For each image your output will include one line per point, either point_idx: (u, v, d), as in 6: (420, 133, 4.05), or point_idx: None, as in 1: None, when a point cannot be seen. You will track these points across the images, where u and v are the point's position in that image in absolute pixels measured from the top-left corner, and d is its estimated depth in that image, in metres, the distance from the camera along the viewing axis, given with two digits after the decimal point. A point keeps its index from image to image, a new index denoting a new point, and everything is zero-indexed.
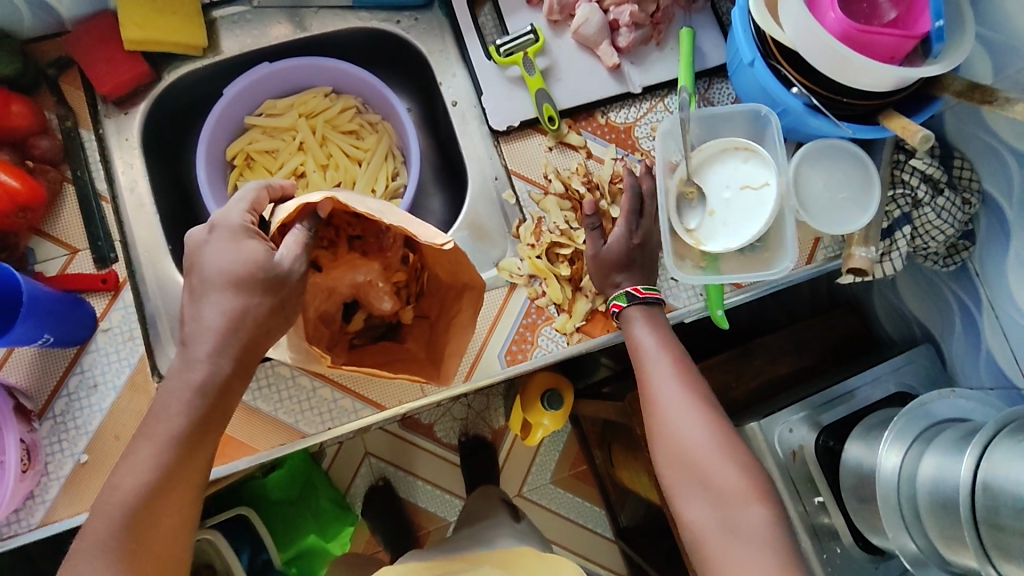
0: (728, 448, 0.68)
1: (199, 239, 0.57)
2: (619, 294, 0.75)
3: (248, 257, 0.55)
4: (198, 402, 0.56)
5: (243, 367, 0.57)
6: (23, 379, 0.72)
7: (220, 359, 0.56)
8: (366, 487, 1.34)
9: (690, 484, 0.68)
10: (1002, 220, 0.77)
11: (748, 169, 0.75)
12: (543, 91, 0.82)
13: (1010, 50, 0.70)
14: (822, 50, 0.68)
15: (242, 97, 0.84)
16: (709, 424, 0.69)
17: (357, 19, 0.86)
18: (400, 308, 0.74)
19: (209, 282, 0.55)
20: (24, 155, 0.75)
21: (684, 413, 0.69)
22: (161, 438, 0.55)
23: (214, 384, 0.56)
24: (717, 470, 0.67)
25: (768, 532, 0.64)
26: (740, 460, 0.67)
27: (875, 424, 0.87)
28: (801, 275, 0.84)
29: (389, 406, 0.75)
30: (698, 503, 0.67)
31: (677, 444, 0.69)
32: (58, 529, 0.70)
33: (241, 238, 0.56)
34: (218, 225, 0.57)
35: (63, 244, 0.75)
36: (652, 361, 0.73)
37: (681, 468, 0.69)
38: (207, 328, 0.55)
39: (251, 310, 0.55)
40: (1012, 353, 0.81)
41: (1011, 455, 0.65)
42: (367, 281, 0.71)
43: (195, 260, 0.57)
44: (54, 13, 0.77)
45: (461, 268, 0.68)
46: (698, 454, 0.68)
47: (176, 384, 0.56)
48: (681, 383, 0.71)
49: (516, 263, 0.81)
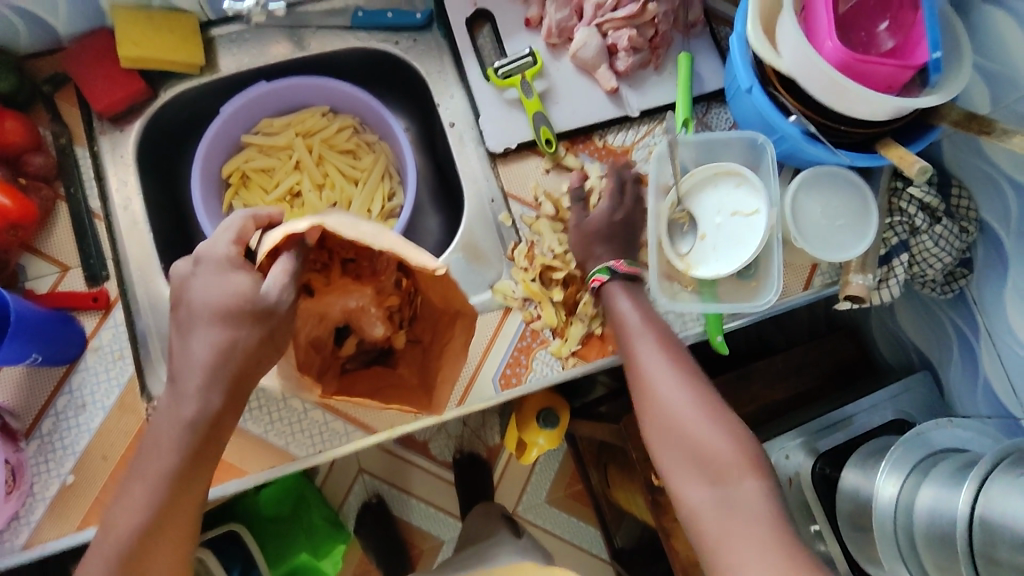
0: (721, 420, 0.65)
1: (185, 272, 0.57)
2: (600, 267, 0.75)
3: (236, 289, 0.54)
4: (186, 431, 0.54)
5: (233, 400, 0.56)
6: (10, 398, 0.71)
7: (210, 393, 0.54)
8: (359, 505, 1.33)
9: (683, 458, 0.65)
10: (1000, 249, 0.77)
11: (738, 196, 0.77)
12: (541, 114, 0.81)
13: (1008, 81, 0.70)
14: (820, 79, 0.68)
15: (239, 115, 0.84)
16: (698, 395, 0.67)
17: (355, 39, 0.86)
18: (393, 333, 0.73)
19: (199, 309, 0.55)
20: (17, 171, 0.75)
21: (671, 386, 0.67)
22: (150, 471, 0.54)
23: (205, 417, 0.55)
24: (709, 441, 0.64)
25: (766, 506, 0.60)
26: (732, 431, 0.64)
27: (872, 453, 0.86)
28: (799, 300, 0.83)
29: (381, 429, 0.74)
30: (692, 480, 0.63)
31: (667, 418, 0.66)
32: (42, 552, 0.68)
33: (227, 270, 0.56)
34: (204, 257, 0.56)
35: (55, 262, 0.75)
36: (636, 337, 0.71)
37: (672, 442, 0.65)
38: (196, 359, 0.54)
39: (240, 342, 0.54)
40: (1010, 382, 0.80)
41: (1009, 490, 0.64)
42: (360, 307, 0.71)
43: (182, 292, 0.56)
44: (52, 30, 0.77)
45: (453, 295, 0.67)
46: (689, 427, 0.65)
47: (166, 417, 0.55)
48: (668, 358, 0.69)
49: (511, 285, 0.80)
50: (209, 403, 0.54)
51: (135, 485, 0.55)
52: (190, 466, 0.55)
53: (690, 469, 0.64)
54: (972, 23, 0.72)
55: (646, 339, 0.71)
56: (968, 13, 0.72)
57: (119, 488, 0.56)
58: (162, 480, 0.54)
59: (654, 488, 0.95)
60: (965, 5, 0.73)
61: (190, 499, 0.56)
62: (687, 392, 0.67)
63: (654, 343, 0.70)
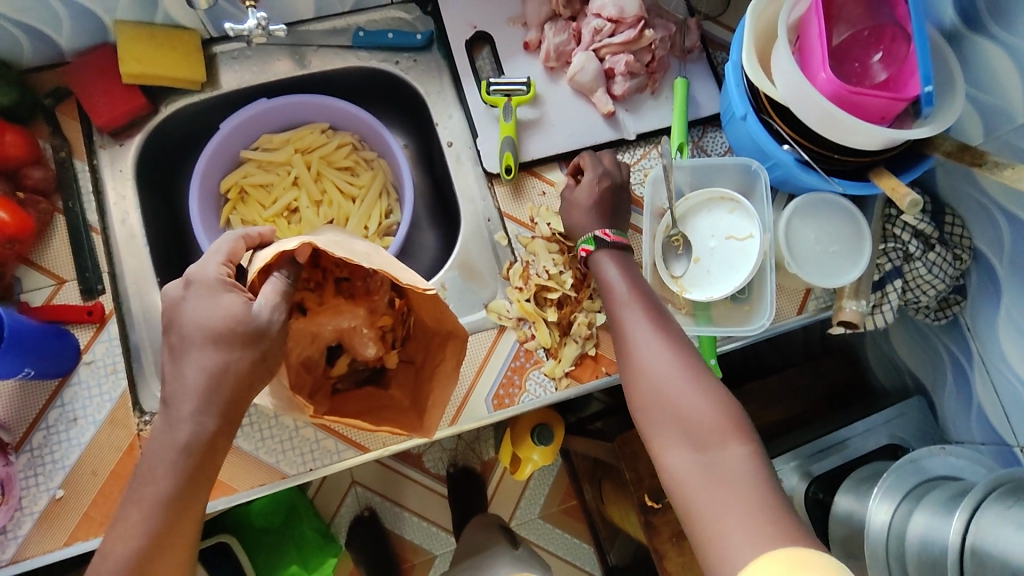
0: (705, 386, 0.63)
1: (177, 296, 0.57)
2: (587, 237, 0.75)
3: (227, 311, 0.55)
4: (179, 451, 0.54)
5: (228, 422, 0.55)
6: (1, 411, 0.71)
7: (205, 417, 0.54)
8: (351, 518, 1.32)
9: (666, 423, 0.63)
10: (993, 277, 0.77)
11: (732, 220, 0.78)
12: (509, 138, 0.81)
13: (1001, 113, 0.71)
14: (812, 108, 0.68)
15: (238, 131, 0.84)
16: (684, 362, 0.65)
17: (356, 58, 0.86)
18: (384, 353, 0.73)
19: (192, 330, 0.55)
20: (16, 184, 0.75)
21: (657, 353, 0.66)
22: (145, 493, 0.54)
23: (199, 440, 0.54)
24: (694, 407, 0.62)
25: (749, 470, 0.58)
26: (717, 397, 0.62)
27: (865, 478, 0.86)
28: (792, 324, 0.83)
29: (373, 447, 0.74)
30: (676, 443, 0.61)
31: (651, 384, 0.65)
32: (29, 566, 0.68)
33: (218, 292, 0.56)
34: (195, 280, 0.57)
35: (51, 275, 0.75)
36: (622, 305, 0.70)
37: (657, 407, 0.64)
38: (189, 381, 0.54)
39: (232, 365, 0.54)
40: (1003, 410, 0.80)
41: (999, 521, 0.64)
42: (352, 327, 0.71)
43: (174, 316, 0.56)
44: (55, 45, 0.78)
45: (444, 316, 0.68)
46: (674, 391, 0.63)
47: (160, 441, 0.55)
48: (653, 325, 0.68)
49: (505, 305, 0.80)
50: (203, 425, 0.54)
51: (127, 506, 0.55)
52: (182, 488, 0.55)
53: (673, 434, 0.62)
54: (965, 55, 0.73)
55: (632, 309, 0.70)
56: (961, 45, 0.74)
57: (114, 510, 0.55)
58: (156, 503, 0.54)
59: (648, 508, 0.95)
60: (958, 37, 0.74)
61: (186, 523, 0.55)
62: (671, 360, 0.65)
63: (640, 312, 0.69)
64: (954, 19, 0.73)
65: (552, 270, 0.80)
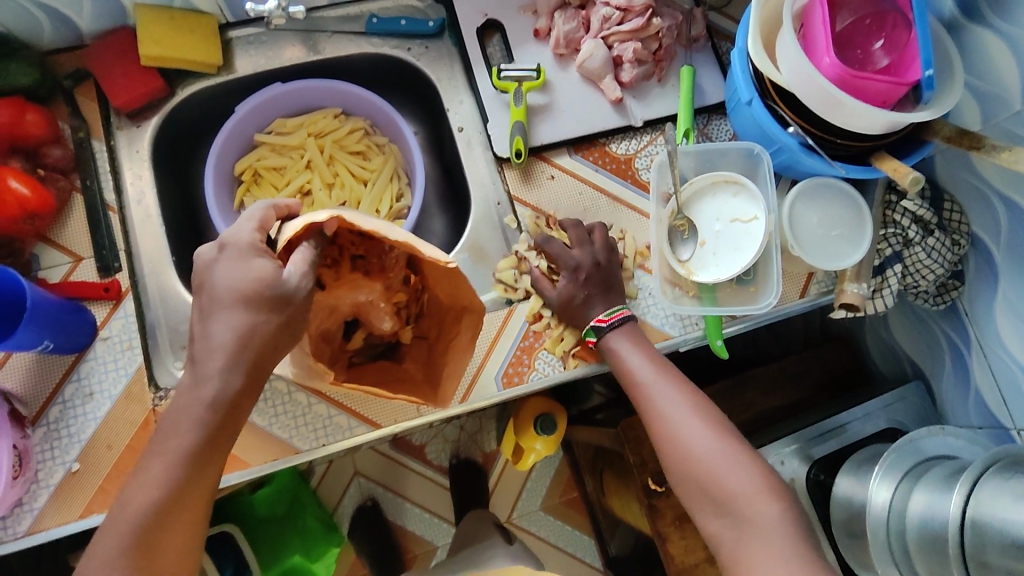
0: (736, 454, 0.67)
1: (209, 258, 0.58)
2: (586, 331, 0.76)
3: (259, 273, 0.56)
4: (204, 417, 0.56)
5: (250, 385, 0.57)
6: (19, 384, 0.72)
7: (232, 376, 0.56)
8: (353, 507, 1.34)
9: (704, 491, 0.67)
10: (990, 262, 0.80)
11: (736, 204, 0.79)
12: (520, 123, 0.83)
13: (998, 100, 0.73)
14: (816, 92, 0.70)
15: (253, 114, 0.86)
16: (712, 431, 0.69)
17: (369, 45, 0.88)
18: (400, 328, 0.75)
19: (218, 300, 0.56)
20: (36, 163, 0.76)
21: (684, 423, 0.69)
22: (169, 455, 0.56)
23: (223, 400, 0.56)
24: (727, 475, 0.66)
25: (787, 532, 0.63)
26: (746, 466, 0.67)
27: (865, 459, 0.88)
28: (795, 308, 0.84)
29: (384, 424, 0.75)
30: (717, 513, 0.66)
31: (685, 455, 0.68)
32: (44, 538, 0.69)
33: (249, 257, 0.57)
34: (228, 243, 0.58)
35: (68, 252, 0.76)
36: (644, 377, 0.73)
37: (691, 477, 0.68)
38: (218, 341, 0.56)
39: (257, 329, 0.56)
40: (1000, 393, 0.82)
41: (998, 494, 0.65)
42: (369, 301, 0.73)
43: (204, 277, 0.58)
44: (75, 28, 0.79)
45: (461, 291, 0.69)
46: (706, 461, 0.67)
47: (185, 400, 0.56)
48: (678, 398, 0.71)
49: (514, 274, 0.83)
50: (229, 384, 0.56)
51: (148, 470, 0.55)
52: (204, 456, 0.56)
53: (710, 506, 0.66)
54: (963, 44, 0.75)
55: (653, 380, 0.72)
56: (959, 34, 0.76)
57: (135, 472, 0.56)
58: (181, 462, 0.55)
59: (651, 492, 0.96)
60: (957, 27, 0.76)
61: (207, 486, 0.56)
62: (701, 433, 0.69)
63: (662, 384, 0.72)
64: (954, 10, 0.76)
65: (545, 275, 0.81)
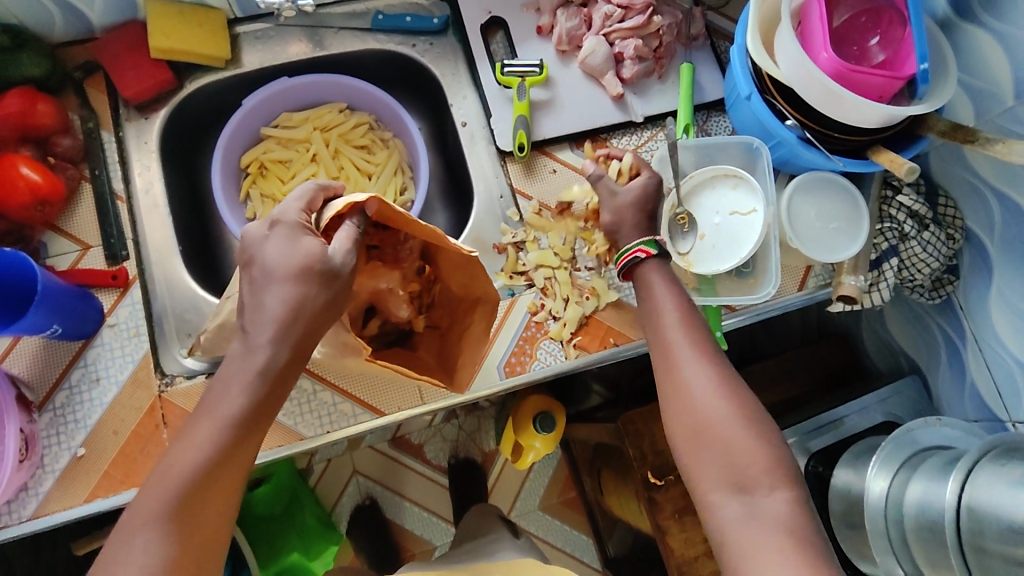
0: (752, 427, 0.61)
1: (259, 237, 0.59)
2: (648, 240, 0.71)
3: (309, 251, 0.57)
4: (216, 397, 0.57)
5: (291, 367, 0.58)
6: (25, 370, 0.72)
7: (279, 346, 0.57)
8: (352, 506, 1.34)
9: (707, 461, 0.61)
10: (984, 256, 0.81)
11: (736, 197, 0.80)
12: (524, 117, 0.85)
13: (991, 97, 0.75)
14: (813, 85, 0.72)
15: (260, 108, 0.87)
16: (731, 398, 0.62)
17: (374, 41, 0.90)
18: (414, 317, 0.78)
19: (268, 277, 0.57)
20: (46, 151, 0.77)
21: (704, 385, 0.63)
22: (182, 437, 0.56)
23: (273, 368, 0.57)
24: (739, 447, 0.60)
25: (795, 518, 0.57)
26: (766, 436, 0.61)
27: (863, 451, 0.89)
28: (792, 300, 0.86)
29: (388, 411, 0.76)
30: (717, 486, 0.60)
31: (695, 417, 0.62)
32: (49, 523, 0.69)
33: (298, 236, 0.58)
34: (278, 221, 0.59)
35: (76, 240, 0.77)
36: (668, 323, 0.68)
37: (698, 442, 0.62)
38: (270, 310, 0.56)
39: (309, 300, 0.57)
40: (996, 387, 0.84)
41: (991, 480, 0.67)
42: (388, 289, 0.74)
43: (255, 253, 0.59)
44: (86, 20, 0.80)
45: (476, 282, 0.73)
46: (717, 427, 0.61)
47: (236, 364, 0.57)
48: (700, 354, 0.65)
49: (520, 257, 0.84)
50: (278, 353, 0.56)
51: (179, 442, 0.56)
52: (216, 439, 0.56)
53: (716, 473, 0.60)
54: (957, 42, 0.77)
55: (679, 329, 0.67)
56: (952, 33, 0.78)
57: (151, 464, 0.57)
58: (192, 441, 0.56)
59: (651, 485, 0.97)
60: (950, 26, 0.78)
61: (236, 463, 0.56)
62: (718, 393, 0.62)
63: (687, 339, 0.66)
64: (947, 9, 0.77)
65: (548, 264, 0.83)
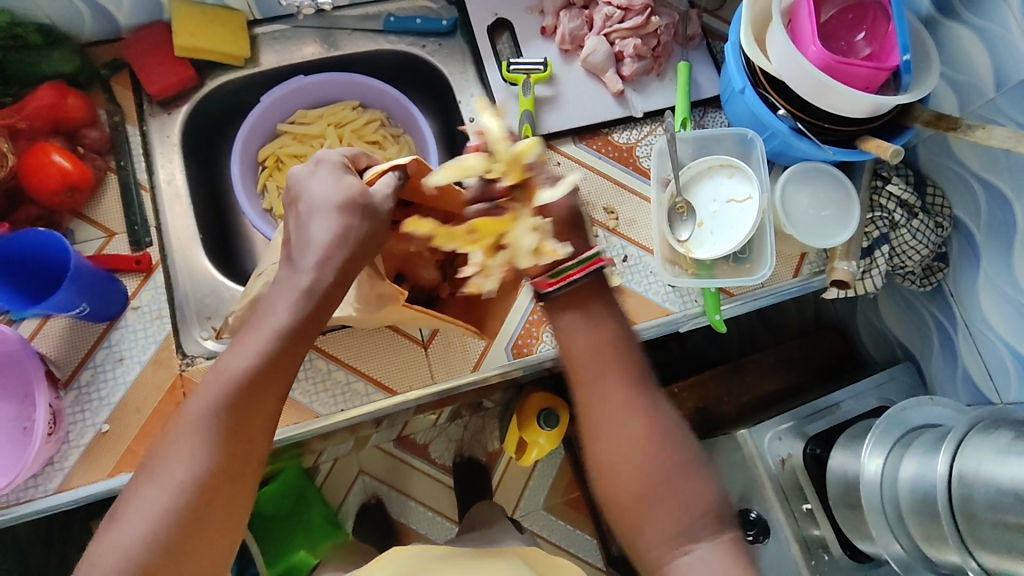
0: (685, 471, 0.63)
1: (303, 173, 0.63)
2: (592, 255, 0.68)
3: (351, 186, 0.61)
4: (259, 342, 0.59)
5: (315, 317, 0.60)
6: (52, 350, 0.75)
7: (324, 271, 0.59)
8: (358, 505, 1.35)
9: (644, 509, 0.62)
10: (972, 243, 0.85)
11: (731, 185, 0.84)
12: (529, 112, 0.89)
13: (974, 88, 0.79)
14: (804, 77, 0.76)
15: (278, 104, 0.92)
16: (663, 444, 0.64)
17: (386, 42, 0.95)
18: (440, 282, 0.82)
19: (314, 207, 0.61)
20: (75, 143, 0.82)
21: (635, 434, 0.64)
22: (207, 394, 0.59)
23: (318, 289, 0.60)
24: (675, 492, 0.62)
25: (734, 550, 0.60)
26: (699, 476, 0.63)
27: (859, 434, 0.91)
28: (787, 286, 0.88)
29: (399, 391, 0.79)
30: (655, 534, 0.61)
31: (629, 468, 0.63)
32: (73, 496, 0.71)
33: (341, 173, 0.63)
34: (322, 160, 0.64)
35: (101, 227, 0.80)
36: (594, 371, 0.66)
37: (636, 491, 0.62)
38: (316, 238, 0.59)
39: (353, 229, 0.60)
40: (987, 371, 0.87)
41: (982, 450, 0.69)
42: (417, 252, 0.79)
43: (298, 189, 0.63)
44: (114, 21, 0.85)
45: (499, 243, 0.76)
46: (654, 476, 0.62)
47: (282, 288, 0.60)
48: (627, 397, 0.65)
49: None
50: (323, 274, 0.59)
51: (231, 349, 0.60)
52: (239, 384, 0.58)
53: (655, 522, 0.61)
54: (939, 38, 0.82)
55: (614, 382, 0.65)
56: (935, 30, 0.82)
57: (171, 436, 0.59)
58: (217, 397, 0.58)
59: None
60: (933, 24, 0.82)
61: (256, 415, 0.59)
62: (654, 440, 0.63)
63: (613, 382, 0.66)
64: (929, 8, 0.82)
65: None
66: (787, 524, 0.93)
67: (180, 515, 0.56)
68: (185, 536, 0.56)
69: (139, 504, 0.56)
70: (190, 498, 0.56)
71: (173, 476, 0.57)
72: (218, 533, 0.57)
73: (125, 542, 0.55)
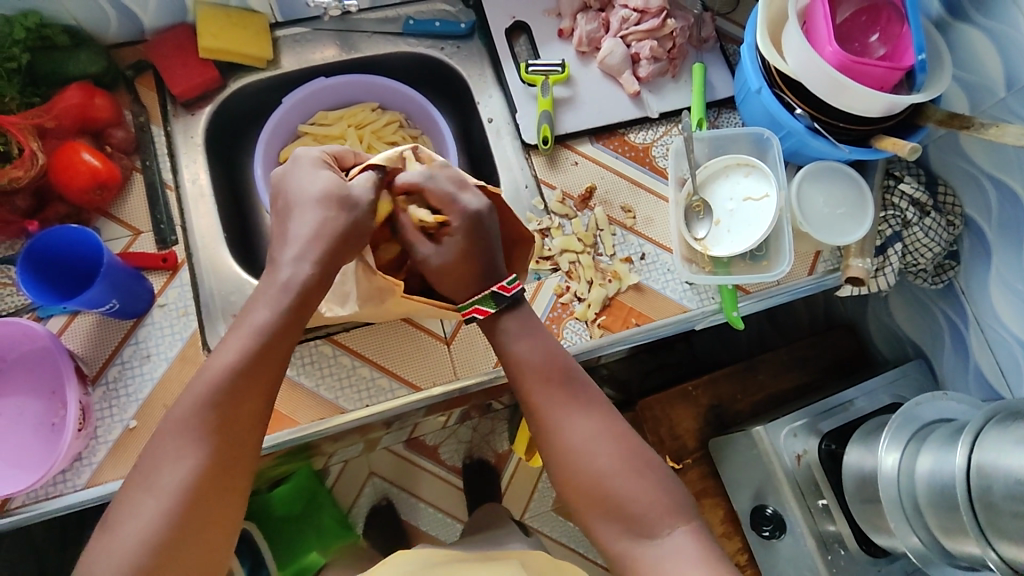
0: (638, 471, 0.67)
1: (283, 172, 0.69)
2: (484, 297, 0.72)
3: (327, 181, 0.67)
4: (247, 343, 0.63)
5: (296, 312, 0.64)
6: (79, 346, 0.76)
7: (301, 263, 0.65)
8: (368, 507, 1.32)
9: (604, 511, 0.66)
10: (983, 241, 0.86)
11: (747, 183, 0.85)
12: (547, 112, 0.91)
13: (985, 89, 0.81)
14: (820, 77, 0.78)
15: (299, 106, 0.93)
16: (614, 448, 0.67)
17: (405, 44, 0.96)
18: None
19: (300, 201, 0.66)
20: (102, 143, 0.83)
21: (586, 441, 0.68)
22: (191, 397, 0.61)
23: (295, 282, 0.64)
24: (630, 492, 0.66)
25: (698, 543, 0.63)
26: (652, 476, 0.67)
27: (874, 429, 0.93)
28: (802, 284, 0.89)
29: (423, 387, 0.80)
30: (616, 532, 0.65)
31: (584, 473, 0.67)
32: (101, 492, 0.72)
33: (318, 167, 0.69)
34: (300, 157, 0.70)
35: (127, 226, 0.81)
36: (536, 385, 0.71)
37: (592, 495, 0.66)
38: (298, 233, 0.65)
39: (328, 222, 0.65)
40: (999, 366, 0.88)
41: (996, 443, 0.70)
42: None
43: (280, 185, 0.68)
44: (139, 22, 0.86)
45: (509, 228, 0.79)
46: (609, 478, 0.66)
47: (263, 290, 0.65)
48: (573, 404, 0.70)
49: (546, 242, 0.88)
50: (300, 268, 0.64)
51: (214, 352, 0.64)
52: (231, 383, 0.61)
53: (614, 523, 0.65)
54: (950, 40, 0.83)
55: (542, 394, 0.70)
56: (945, 32, 0.84)
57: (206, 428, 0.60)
58: (205, 398, 0.61)
59: None
60: (944, 26, 0.84)
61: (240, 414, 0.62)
62: (607, 445, 0.67)
63: (555, 393, 0.70)
64: (940, 10, 0.83)
65: (573, 249, 0.87)
66: (806, 522, 0.94)
67: (176, 513, 0.58)
68: (181, 533, 0.58)
69: (132, 509, 0.58)
70: (183, 496, 0.59)
71: (163, 481, 0.59)
72: (215, 527, 0.60)
73: (124, 544, 0.57)
